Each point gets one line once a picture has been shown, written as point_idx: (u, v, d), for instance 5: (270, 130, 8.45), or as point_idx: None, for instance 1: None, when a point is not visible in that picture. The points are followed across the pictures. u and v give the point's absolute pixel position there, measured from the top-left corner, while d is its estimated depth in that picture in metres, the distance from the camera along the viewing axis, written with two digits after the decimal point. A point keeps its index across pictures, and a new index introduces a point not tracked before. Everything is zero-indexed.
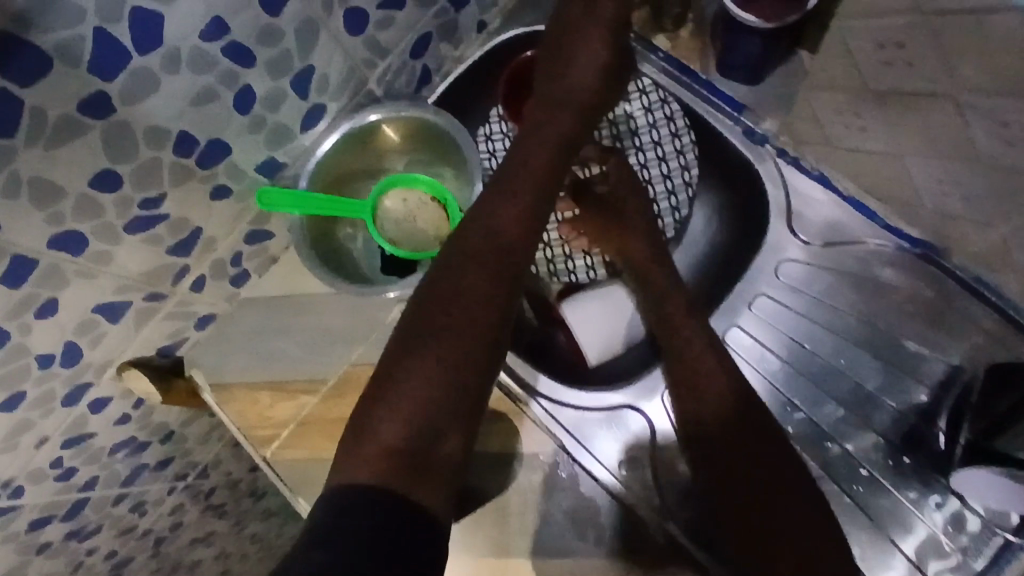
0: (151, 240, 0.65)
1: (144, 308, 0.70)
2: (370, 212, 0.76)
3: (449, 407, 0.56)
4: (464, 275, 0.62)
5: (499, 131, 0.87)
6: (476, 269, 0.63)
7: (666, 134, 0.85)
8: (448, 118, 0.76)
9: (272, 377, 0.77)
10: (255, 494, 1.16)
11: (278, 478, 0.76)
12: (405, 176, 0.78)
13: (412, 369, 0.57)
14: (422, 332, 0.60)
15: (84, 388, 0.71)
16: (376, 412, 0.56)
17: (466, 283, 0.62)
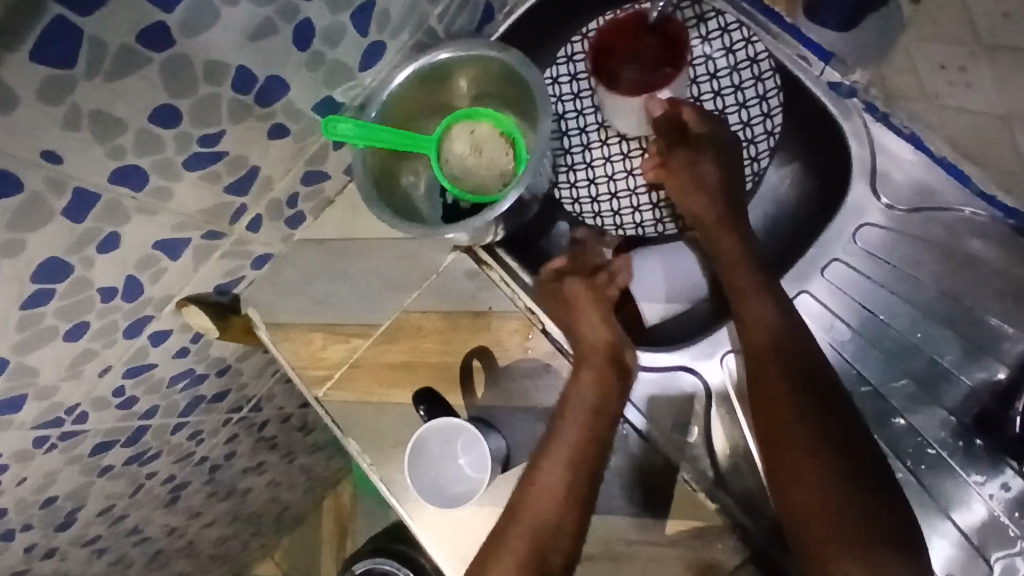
0: (208, 179, 0.65)
1: (202, 246, 0.70)
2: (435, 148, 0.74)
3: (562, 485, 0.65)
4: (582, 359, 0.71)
5: (568, 73, 0.86)
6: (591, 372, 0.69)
7: (748, 78, 0.78)
8: (513, 55, 0.72)
9: (327, 318, 0.78)
10: (305, 428, 1.20)
11: (328, 418, 0.76)
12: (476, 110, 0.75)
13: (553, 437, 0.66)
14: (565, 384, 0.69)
15: (144, 321, 0.73)
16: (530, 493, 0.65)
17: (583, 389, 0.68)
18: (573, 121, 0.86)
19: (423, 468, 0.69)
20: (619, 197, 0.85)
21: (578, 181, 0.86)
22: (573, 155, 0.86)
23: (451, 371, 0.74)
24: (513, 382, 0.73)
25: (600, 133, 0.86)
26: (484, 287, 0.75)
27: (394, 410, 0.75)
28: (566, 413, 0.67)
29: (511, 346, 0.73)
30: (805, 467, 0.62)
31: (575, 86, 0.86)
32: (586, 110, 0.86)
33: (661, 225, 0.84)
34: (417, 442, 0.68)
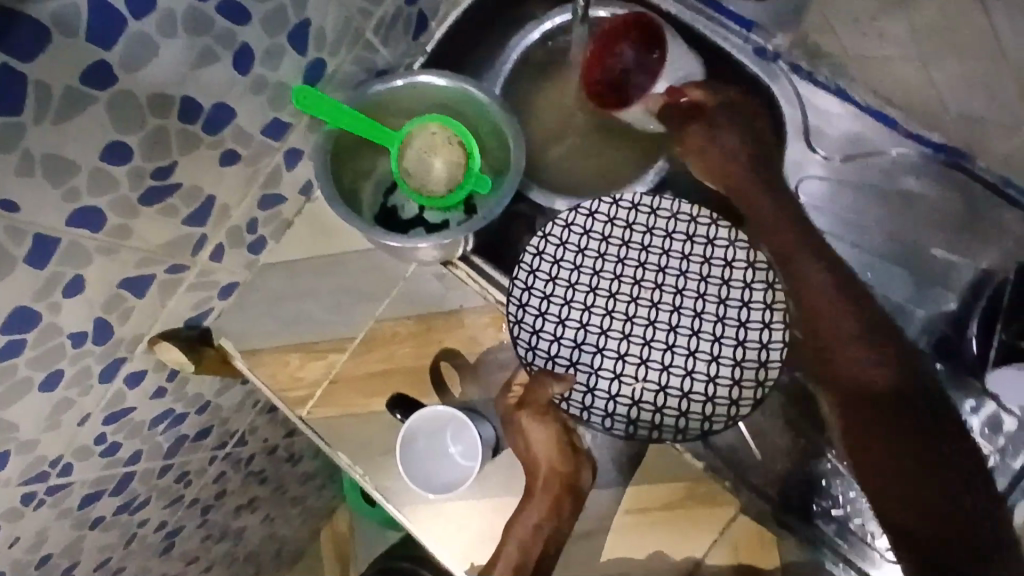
0: (166, 212, 0.65)
1: (167, 281, 0.71)
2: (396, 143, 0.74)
3: None
4: (524, 518, 0.67)
5: (558, 231, 0.73)
6: (531, 520, 0.67)
7: (744, 261, 0.70)
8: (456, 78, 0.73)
9: (301, 337, 0.78)
10: (293, 458, 1.19)
11: (315, 435, 0.77)
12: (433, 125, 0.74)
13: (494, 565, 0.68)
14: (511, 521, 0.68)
15: (118, 362, 0.72)
16: None
17: (522, 529, 0.67)
18: (578, 239, 0.73)
19: (414, 453, 0.70)
20: (581, 347, 0.71)
21: (551, 303, 0.72)
22: (554, 273, 0.72)
23: (429, 374, 0.75)
24: (492, 374, 0.74)
25: (597, 262, 0.72)
26: (452, 286, 0.76)
27: (379, 417, 0.76)
28: (502, 551, 0.67)
29: (486, 339, 0.75)
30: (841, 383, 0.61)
31: (557, 242, 0.72)
32: (593, 232, 0.73)
33: (610, 418, 0.69)
34: (412, 423, 0.69)
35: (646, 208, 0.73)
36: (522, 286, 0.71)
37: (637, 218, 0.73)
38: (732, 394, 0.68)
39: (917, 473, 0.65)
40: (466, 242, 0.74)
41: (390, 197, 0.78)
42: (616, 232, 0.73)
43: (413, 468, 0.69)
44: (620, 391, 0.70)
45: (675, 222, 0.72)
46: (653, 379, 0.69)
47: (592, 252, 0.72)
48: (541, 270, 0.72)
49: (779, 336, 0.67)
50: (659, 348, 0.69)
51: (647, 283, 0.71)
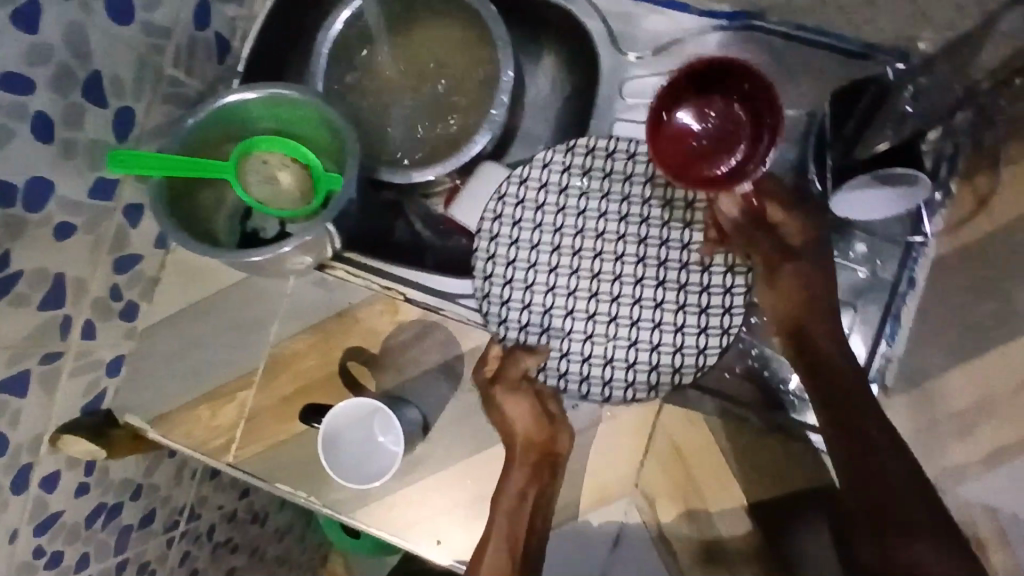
0: (17, 301, 0.63)
1: (45, 371, 0.69)
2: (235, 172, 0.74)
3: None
4: (510, 480, 0.66)
5: (514, 195, 0.73)
6: (518, 481, 0.66)
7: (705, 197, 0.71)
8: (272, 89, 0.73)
9: (204, 387, 0.77)
10: (259, 517, 1.18)
11: (249, 476, 0.76)
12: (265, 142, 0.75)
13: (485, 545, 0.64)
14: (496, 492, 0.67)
15: (25, 470, 0.70)
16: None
17: (510, 496, 0.65)
18: (536, 197, 0.73)
19: (342, 454, 0.69)
20: (544, 310, 0.72)
21: (516, 269, 0.72)
22: (516, 236, 0.73)
23: (339, 378, 0.75)
24: (399, 358, 0.75)
25: (559, 219, 0.72)
26: (334, 287, 0.77)
27: (305, 436, 0.75)
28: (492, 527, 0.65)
29: (383, 327, 0.75)
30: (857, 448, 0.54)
31: (514, 210, 0.73)
32: (550, 188, 0.73)
33: (586, 382, 0.71)
34: (330, 423, 0.68)
35: (602, 151, 0.73)
36: (486, 255, 0.72)
37: (580, 163, 0.73)
38: (676, 341, 0.69)
39: (839, 439, 0.56)
40: (335, 242, 0.75)
41: (249, 221, 0.79)
42: (574, 185, 0.73)
43: (344, 466, 0.69)
44: (592, 351, 0.71)
45: (613, 162, 0.73)
46: (608, 346, 0.71)
47: (552, 214, 0.73)
48: (501, 234, 0.73)
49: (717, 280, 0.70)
50: (608, 306, 0.71)
51: (602, 235, 0.72)
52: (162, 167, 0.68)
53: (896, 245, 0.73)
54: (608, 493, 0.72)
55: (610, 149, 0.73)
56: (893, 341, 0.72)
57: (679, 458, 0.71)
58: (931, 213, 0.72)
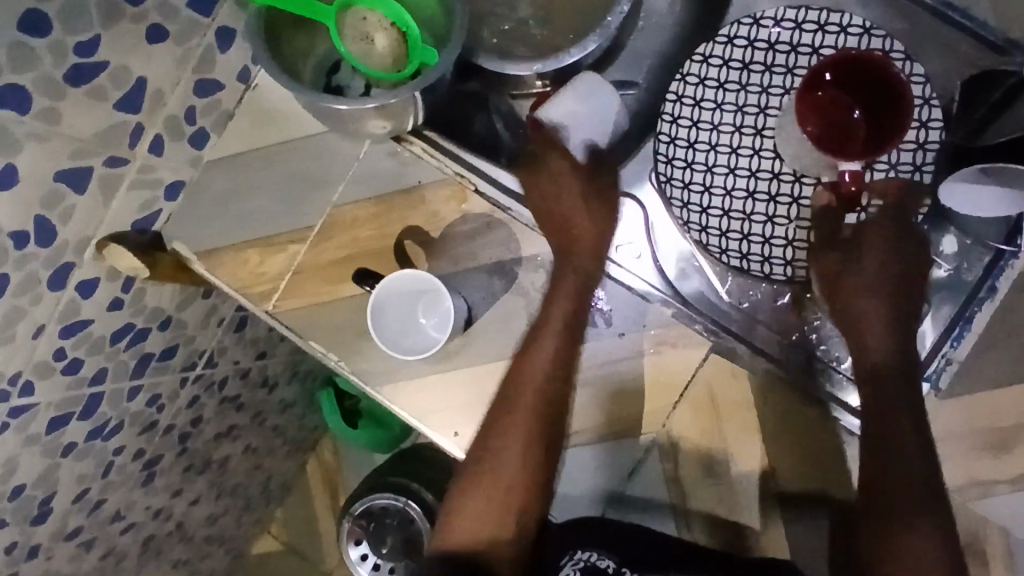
0: (95, 93, 0.62)
1: (107, 176, 0.68)
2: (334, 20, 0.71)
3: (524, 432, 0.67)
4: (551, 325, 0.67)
5: (703, 60, 0.74)
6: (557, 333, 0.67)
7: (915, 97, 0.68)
8: None
9: (258, 232, 0.76)
10: (268, 384, 1.19)
11: (283, 328, 0.75)
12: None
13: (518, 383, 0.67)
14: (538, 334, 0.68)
15: (67, 269, 0.70)
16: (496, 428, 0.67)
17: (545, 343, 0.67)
18: (717, 70, 0.74)
19: (385, 322, 0.69)
20: (710, 190, 0.74)
21: (691, 134, 0.74)
22: (698, 100, 0.74)
23: (393, 254, 0.74)
24: (456, 248, 0.73)
25: (739, 94, 0.74)
26: (408, 163, 0.75)
27: (346, 303, 0.74)
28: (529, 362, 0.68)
29: (447, 213, 0.74)
30: (898, 423, 0.61)
31: (701, 74, 0.74)
32: (737, 61, 0.73)
33: (725, 253, 0.72)
34: (385, 291, 0.68)
35: (789, 23, 0.73)
36: (668, 137, 0.74)
37: (782, 37, 0.73)
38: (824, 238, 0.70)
39: (884, 498, 0.59)
40: (416, 115, 0.73)
41: (334, 76, 0.77)
42: (757, 58, 0.73)
43: (388, 334, 0.69)
44: (732, 227, 0.73)
45: (794, 57, 0.73)
46: (755, 229, 0.72)
47: (732, 87, 0.74)
48: (684, 117, 0.74)
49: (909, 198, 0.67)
50: (763, 203, 0.73)
51: (768, 132, 0.74)
52: None
53: (985, 249, 0.69)
54: (628, 425, 0.70)
55: (797, 21, 0.72)
56: (958, 343, 0.69)
57: (711, 410, 0.69)
58: None
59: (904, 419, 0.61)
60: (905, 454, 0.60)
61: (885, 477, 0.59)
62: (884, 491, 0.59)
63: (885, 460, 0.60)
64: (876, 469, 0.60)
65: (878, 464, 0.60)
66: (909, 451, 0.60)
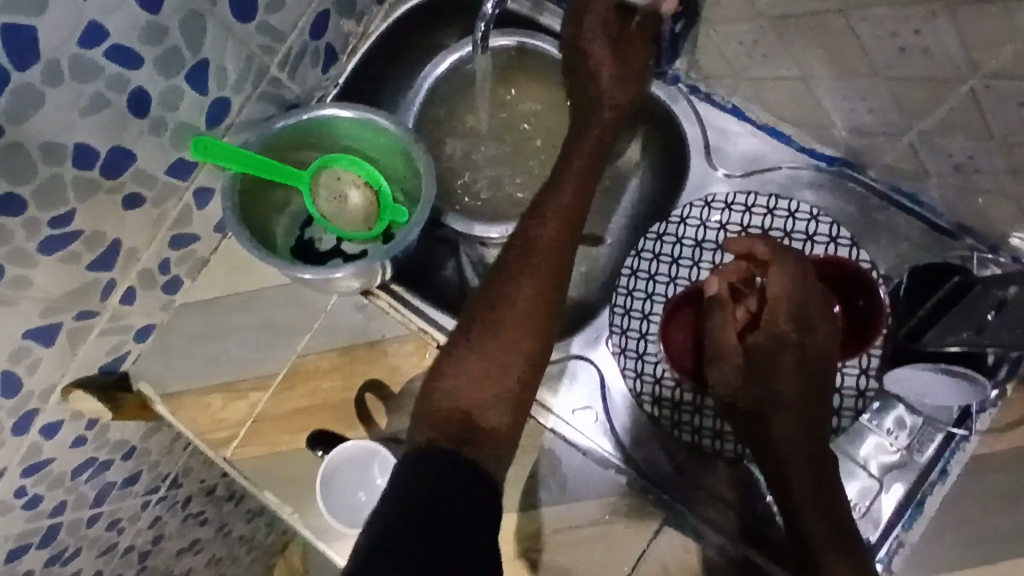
0: (67, 259, 0.64)
1: (76, 328, 0.70)
2: (307, 183, 0.75)
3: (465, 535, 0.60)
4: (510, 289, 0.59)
5: (655, 235, 0.77)
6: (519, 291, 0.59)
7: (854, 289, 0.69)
8: (371, 114, 0.74)
9: (222, 378, 0.77)
10: (236, 496, 1.18)
11: (241, 476, 0.76)
12: (343, 157, 0.76)
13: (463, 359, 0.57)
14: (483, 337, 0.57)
15: (30, 415, 0.71)
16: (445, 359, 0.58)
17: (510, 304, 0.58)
18: (671, 248, 0.77)
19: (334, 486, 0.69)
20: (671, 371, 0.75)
21: (653, 303, 0.77)
22: (654, 271, 0.77)
23: (354, 407, 0.75)
24: (416, 403, 0.75)
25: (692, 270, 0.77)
26: (374, 317, 0.76)
27: (305, 454, 0.75)
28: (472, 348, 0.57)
29: (409, 369, 0.75)
30: (825, 523, 0.58)
31: (655, 249, 0.77)
32: (686, 237, 0.77)
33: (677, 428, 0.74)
34: (331, 456, 0.67)
35: (739, 205, 0.75)
36: (622, 309, 0.77)
37: (732, 219, 0.76)
38: None
39: None
40: (385, 271, 0.75)
41: (307, 230, 0.80)
42: (709, 236, 0.76)
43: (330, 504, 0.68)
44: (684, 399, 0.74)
45: None
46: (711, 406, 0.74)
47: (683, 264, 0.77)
48: (637, 290, 0.77)
49: (851, 382, 0.69)
50: None
51: None
52: (240, 166, 0.68)
53: (936, 430, 0.70)
54: None
55: (747, 204, 0.75)
56: (912, 524, 0.68)
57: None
58: (982, 410, 0.69)
59: (832, 536, 0.58)
60: (809, 525, 0.59)
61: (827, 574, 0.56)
62: None
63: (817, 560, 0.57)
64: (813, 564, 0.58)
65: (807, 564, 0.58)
66: (836, 551, 0.57)
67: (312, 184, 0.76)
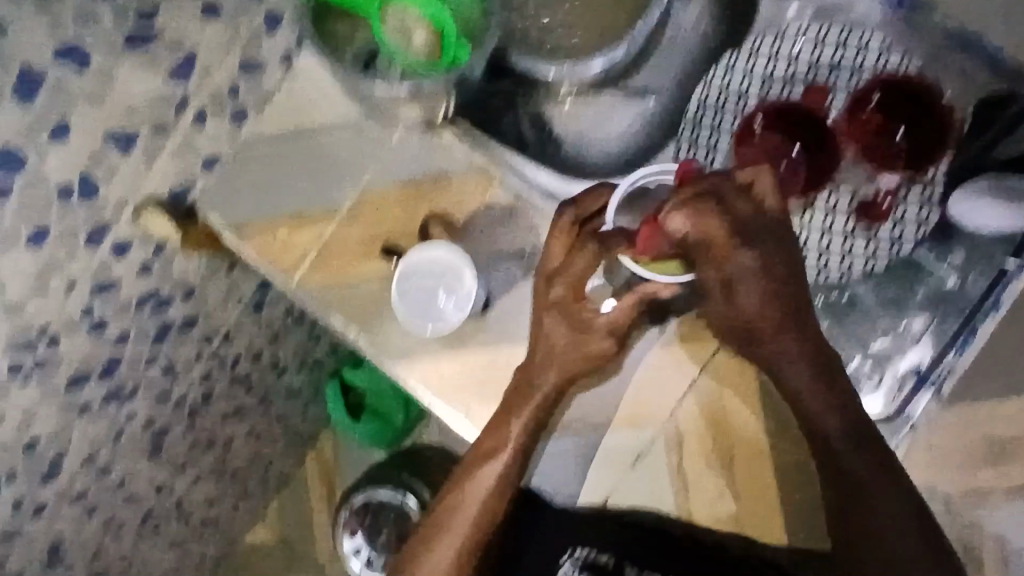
0: (150, 61, 0.65)
1: (151, 141, 0.71)
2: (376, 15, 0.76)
3: (508, 469, 0.70)
4: (546, 349, 0.69)
5: (726, 68, 0.81)
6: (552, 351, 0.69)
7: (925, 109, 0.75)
8: None
9: (289, 209, 0.79)
10: (278, 368, 1.21)
11: (307, 301, 0.78)
12: None
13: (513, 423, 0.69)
14: (514, 399, 0.70)
15: (104, 227, 0.73)
16: (502, 417, 0.70)
17: (545, 353, 0.69)
18: (738, 80, 0.81)
19: (406, 287, 0.73)
20: None
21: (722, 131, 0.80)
22: (721, 101, 0.81)
23: (419, 236, 0.76)
24: (479, 233, 0.76)
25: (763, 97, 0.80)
26: (438, 149, 0.78)
27: (370, 280, 0.77)
28: (517, 403, 0.69)
29: (473, 200, 0.76)
30: (882, 485, 0.63)
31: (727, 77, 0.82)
32: (755, 69, 0.81)
33: None
34: (415, 256, 0.72)
35: (809, 38, 0.80)
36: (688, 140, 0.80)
37: (802, 53, 0.80)
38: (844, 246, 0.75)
39: (871, 545, 0.63)
40: (448, 104, 0.77)
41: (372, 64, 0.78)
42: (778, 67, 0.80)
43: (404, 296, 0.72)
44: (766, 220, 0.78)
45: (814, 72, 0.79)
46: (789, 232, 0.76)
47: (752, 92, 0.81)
48: (705, 120, 0.81)
49: (911, 214, 0.74)
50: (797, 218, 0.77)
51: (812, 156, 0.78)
52: None
53: (992, 265, 0.71)
54: (641, 416, 0.72)
55: (819, 38, 0.79)
56: (963, 351, 0.69)
57: (714, 425, 0.72)
58: None
59: (881, 474, 0.64)
60: (856, 469, 0.64)
61: (875, 518, 0.63)
62: (853, 509, 0.64)
63: (868, 505, 0.63)
64: (877, 533, 0.63)
65: (862, 527, 0.63)
66: (888, 492, 0.63)
67: (381, 17, 0.77)
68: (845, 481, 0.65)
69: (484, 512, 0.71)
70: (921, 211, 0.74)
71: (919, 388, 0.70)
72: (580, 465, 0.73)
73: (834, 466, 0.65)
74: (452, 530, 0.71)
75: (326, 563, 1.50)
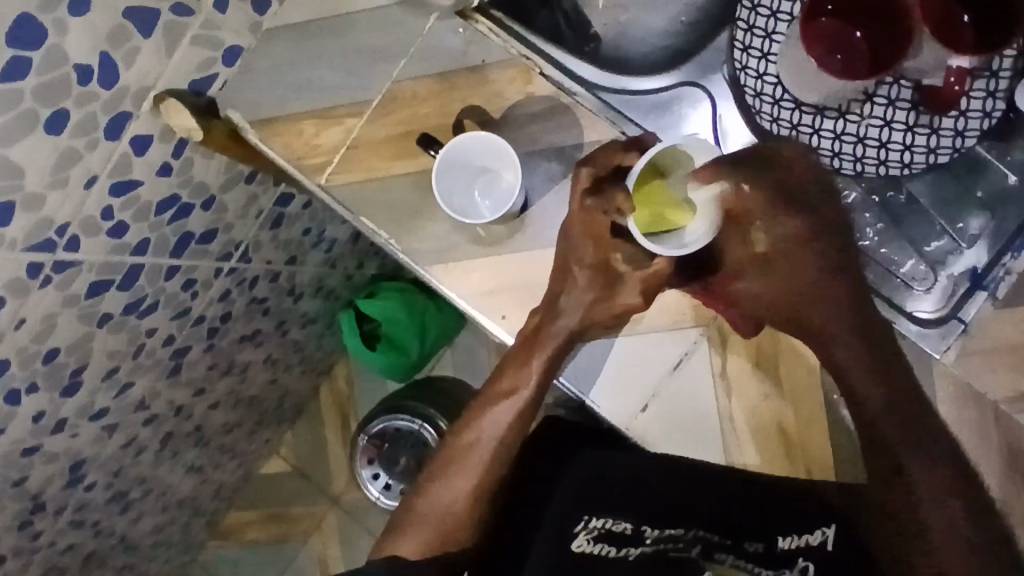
0: None
1: (172, 24, 0.67)
2: None
3: (522, 413, 0.71)
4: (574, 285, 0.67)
5: None
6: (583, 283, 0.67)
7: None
8: None
9: (315, 104, 0.76)
10: (294, 293, 1.19)
11: (336, 203, 0.76)
12: None
13: (538, 352, 0.68)
14: (535, 334, 0.69)
15: (124, 119, 0.69)
16: (528, 346, 0.69)
17: (573, 293, 0.67)
18: None
19: (443, 178, 0.71)
20: (802, 106, 0.74)
21: (778, 21, 0.74)
22: None
23: (453, 131, 0.73)
24: (516, 130, 0.73)
25: None
26: (474, 40, 0.73)
27: (402, 181, 0.74)
28: (544, 337, 0.68)
29: (511, 94, 0.73)
30: (933, 499, 0.56)
31: None
32: None
33: (814, 153, 0.73)
34: (454, 146, 0.70)
35: None
36: (746, 25, 0.74)
37: None
38: (905, 140, 0.71)
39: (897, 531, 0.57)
40: None
41: None
42: None
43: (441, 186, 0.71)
44: (823, 125, 0.73)
45: None
46: (849, 129, 0.72)
47: None
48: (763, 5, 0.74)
49: (977, 105, 0.70)
50: (854, 123, 0.72)
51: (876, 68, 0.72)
52: None
53: None
54: (682, 315, 0.71)
55: None
56: (1020, 252, 0.68)
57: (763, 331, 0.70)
58: None
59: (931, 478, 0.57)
60: (920, 470, 0.57)
61: (916, 518, 0.56)
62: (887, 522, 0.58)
63: (908, 489, 0.57)
64: (898, 513, 0.57)
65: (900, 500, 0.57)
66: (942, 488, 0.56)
67: None
68: (888, 473, 0.58)
69: (509, 433, 0.71)
70: (988, 104, 0.69)
71: (974, 289, 0.68)
72: (620, 372, 0.71)
73: (889, 452, 0.57)
74: (467, 467, 0.71)
75: (341, 493, 1.50)
